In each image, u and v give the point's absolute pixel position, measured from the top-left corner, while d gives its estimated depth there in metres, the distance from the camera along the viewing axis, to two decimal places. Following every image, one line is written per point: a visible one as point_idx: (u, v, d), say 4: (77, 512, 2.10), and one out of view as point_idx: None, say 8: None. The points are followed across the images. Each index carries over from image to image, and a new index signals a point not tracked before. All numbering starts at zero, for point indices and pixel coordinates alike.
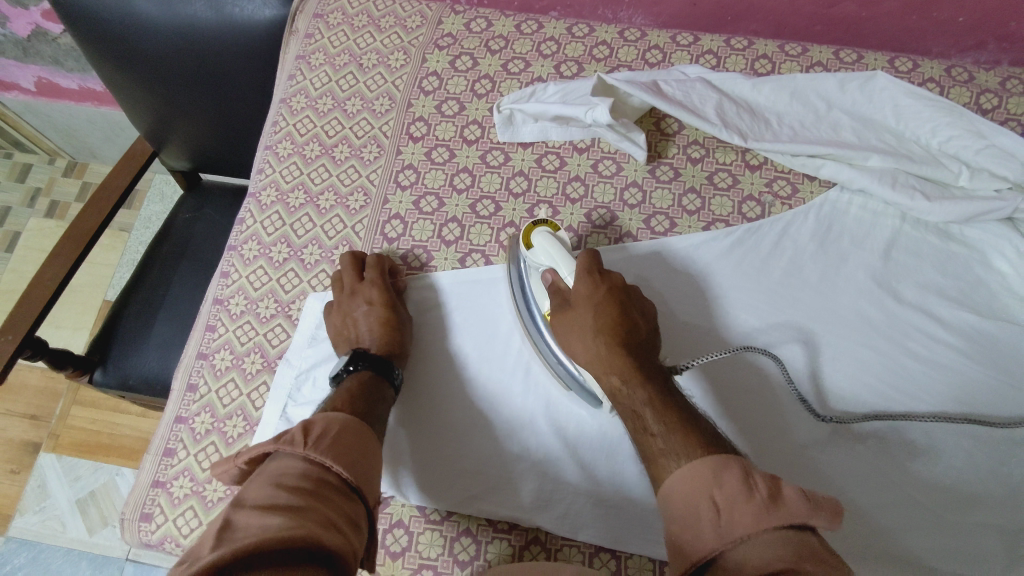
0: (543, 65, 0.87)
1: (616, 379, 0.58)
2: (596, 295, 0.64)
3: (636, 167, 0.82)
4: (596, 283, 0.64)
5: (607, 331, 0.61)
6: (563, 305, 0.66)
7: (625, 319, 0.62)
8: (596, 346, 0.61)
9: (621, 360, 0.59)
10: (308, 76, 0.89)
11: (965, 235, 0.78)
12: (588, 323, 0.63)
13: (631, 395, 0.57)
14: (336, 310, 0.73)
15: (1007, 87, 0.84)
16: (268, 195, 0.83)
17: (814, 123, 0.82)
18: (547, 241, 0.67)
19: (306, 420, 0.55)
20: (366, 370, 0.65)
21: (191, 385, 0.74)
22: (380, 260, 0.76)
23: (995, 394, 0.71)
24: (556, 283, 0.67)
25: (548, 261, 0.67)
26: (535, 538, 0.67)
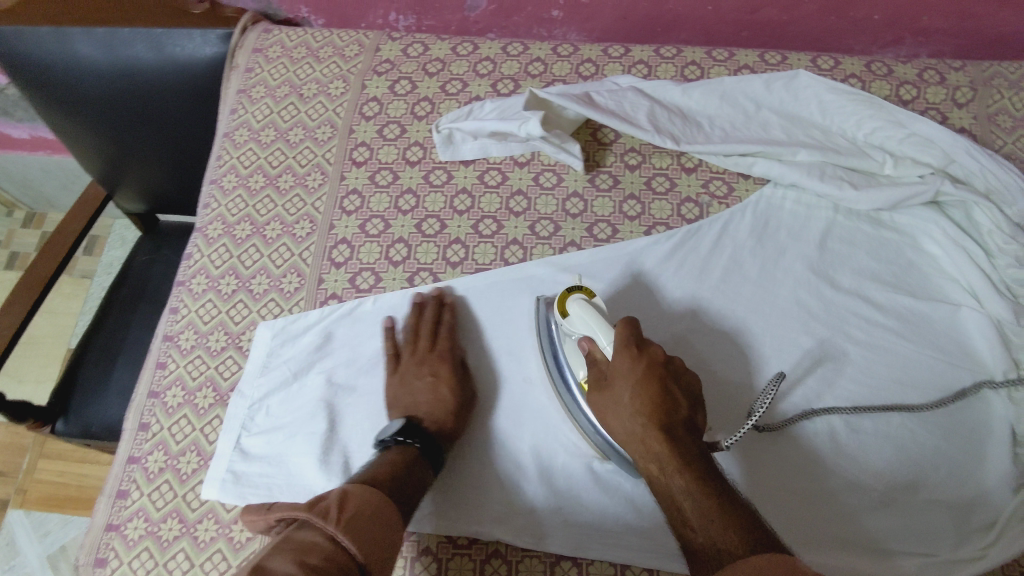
0: (480, 85, 0.89)
1: (653, 464, 0.57)
2: (637, 372, 0.61)
3: (576, 178, 0.84)
4: (633, 359, 0.62)
5: (646, 414, 0.59)
6: (598, 383, 0.64)
7: (665, 398, 0.59)
8: (633, 425, 0.59)
9: (658, 442, 0.57)
10: (249, 109, 0.90)
11: (895, 222, 0.80)
12: (624, 403, 0.60)
13: (667, 481, 0.56)
14: (400, 373, 0.73)
15: (925, 78, 0.88)
16: (215, 228, 0.83)
17: (744, 123, 0.84)
18: (583, 307, 0.66)
19: (340, 494, 0.55)
20: (410, 445, 0.65)
21: (142, 424, 0.74)
22: (454, 324, 0.76)
23: (938, 372, 0.73)
24: (592, 350, 0.65)
25: (585, 330, 0.65)
26: (496, 551, 0.67)
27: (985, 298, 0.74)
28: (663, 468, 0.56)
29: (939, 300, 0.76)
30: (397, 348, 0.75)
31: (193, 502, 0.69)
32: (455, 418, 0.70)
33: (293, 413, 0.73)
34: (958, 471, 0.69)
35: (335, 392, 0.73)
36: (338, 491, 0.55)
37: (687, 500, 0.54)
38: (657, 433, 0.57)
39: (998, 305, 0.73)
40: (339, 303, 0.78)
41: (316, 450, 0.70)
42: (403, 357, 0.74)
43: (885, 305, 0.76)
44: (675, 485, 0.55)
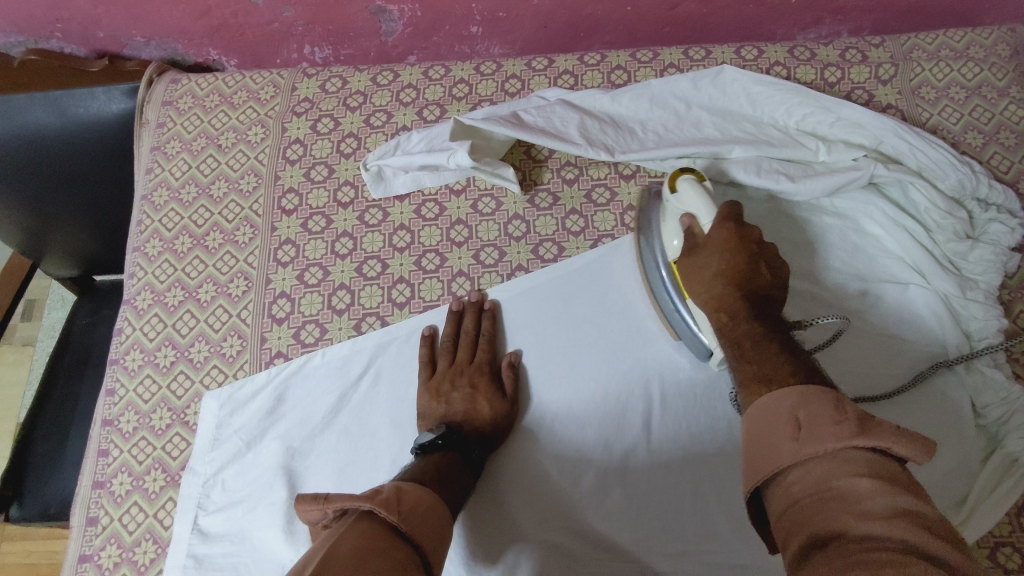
0: (405, 114, 0.87)
1: (722, 314, 0.60)
2: (730, 239, 0.63)
3: (515, 200, 0.82)
4: (728, 231, 0.63)
5: (729, 278, 0.61)
6: (689, 248, 0.66)
7: (749, 265, 0.61)
8: (714, 287, 0.62)
9: (734, 299, 0.60)
10: (166, 167, 0.86)
11: (835, 206, 0.80)
12: (711, 266, 0.63)
13: (734, 327, 0.58)
14: (433, 383, 0.72)
15: (848, 57, 0.89)
16: (144, 298, 0.79)
17: (676, 124, 0.83)
18: (692, 185, 0.67)
19: (397, 485, 0.54)
20: (451, 450, 0.66)
21: (91, 518, 0.70)
22: (494, 334, 0.76)
23: (899, 351, 0.73)
24: (692, 227, 0.66)
25: (688, 207, 0.67)
26: None
27: (930, 274, 0.75)
28: (732, 318, 0.59)
29: (895, 280, 0.76)
30: (432, 360, 0.75)
31: None
32: (493, 428, 0.70)
33: (250, 485, 0.70)
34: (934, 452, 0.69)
35: (293, 456, 0.70)
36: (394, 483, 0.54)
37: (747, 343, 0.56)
38: (736, 291, 0.60)
39: (943, 281, 0.74)
40: (285, 362, 0.75)
41: (280, 521, 0.67)
42: (438, 368, 0.74)
43: (842, 294, 0.76)
44: (744, 326, 0.57)
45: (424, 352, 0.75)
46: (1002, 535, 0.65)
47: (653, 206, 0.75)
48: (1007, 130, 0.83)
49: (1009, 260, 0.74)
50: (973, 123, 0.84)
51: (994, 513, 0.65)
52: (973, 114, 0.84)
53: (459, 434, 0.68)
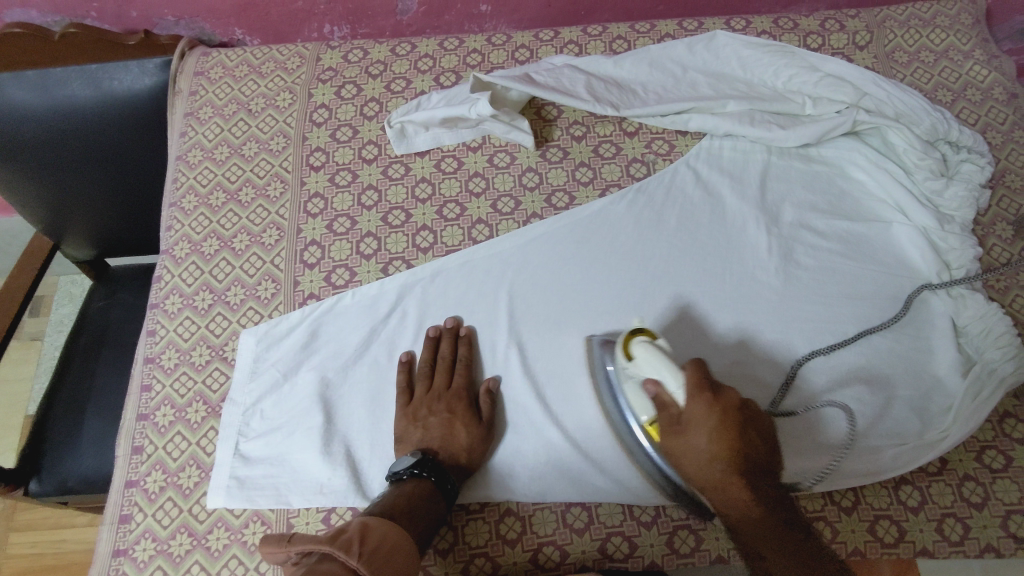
0: (423, 80, 0.93)
1: (734, 509, 0.59)
2: (714, 418, 0.59)
3: (528, 155, 0.88)
4: (710, 403, 0.59)
5: (725, 460, 0.59)
6: (672, 425, 0.62)
7: (742, 443, 0.59)
8: (714, 473, 0.59)
9: (740, 488, 0.58)
10: (199, 130, 0.91)
11: (823, 155, 0.88)
12: (704, 450, 0.60)
13: (751, 525, 0.58)
14: (411, 409, 0.72)
15: (827, 27, 0.97)
16: (181, 248, 0.83)
17: (675, 85, 0.91)
18: (650, 351, 0.63)
19: (361, 525, 0.57)
20: (424, 479, 0.65)
21: (136, 446, 0.73)
22: (470, 359, 0.76)
23: (881, 350, 0.75)
24: (659, 394, 0.62)
25: (652, 374, 0.62)
26: (508, 510, 0.71)
27: (911, 211, 0.82)
28: (744, 513, 0.58)
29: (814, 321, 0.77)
30: (410, 385, 0.74)
31: (200, 514, 0.69)
32: (470, 459, 0.70)
33: (288, 412, 0.74)
34: (906, 376, 0.74)
35: (327, 386, 0.74)
36: (359, 522, 0.57)
37: (771, 551, 0.57)
38: (740, 480, 0.58)
39: (923, 215, 0.81)
40: (318, 302, 0.79)
41: (318, 444, 0.71)
42: (415, 394, 0.73)
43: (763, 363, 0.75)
44: (756, 520, 0.57)
45: (401, 377, 0.74)
46: (986, 439, 0.71)
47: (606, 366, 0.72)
48: (973, 88, 0.92)
49: (980, 196, 0.82)
50: (943, 82, 0.92)
51: (973, 420, 0.70)
52: (943, 75, 0.93)
53: (435, 463, 0.67)
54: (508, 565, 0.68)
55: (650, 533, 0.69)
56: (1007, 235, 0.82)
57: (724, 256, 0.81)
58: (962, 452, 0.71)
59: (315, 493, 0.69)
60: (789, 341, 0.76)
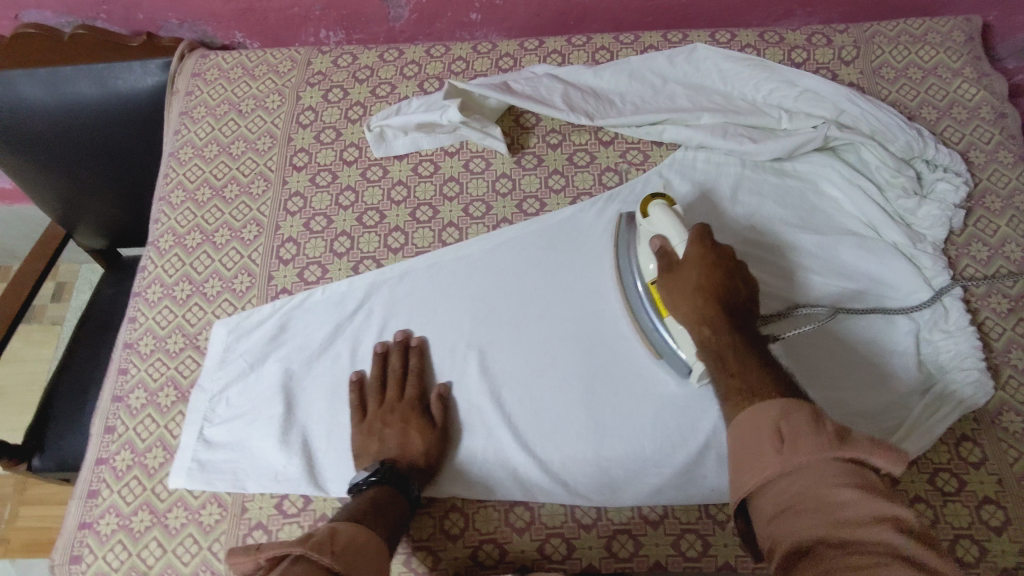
0: (407, 86, 0.96)
1: (706, 328, 0.62)
2: (707, 259, 0.66)
3: (503, 161, 0.90)
4: (706, 249, 0.66)
5: (708, 288, 0.64)
6: (670, 267, 0.69)
7: (727, 283, 0.64)
8: (695, 302, 0.64)
9: (717, 313, 0.62)
10: (192, 129, 0.95)
11: (798, 170, 0.87)
12: (691, 282, 0.65)
13: (718, 340, 0.61)
14: (366, 424, 0.74)
15: (814, 42, 0.97)
16: (166, 240, 0.88)
17: (653, 96, 0.91)
18: (663, 210, 0.72)
19: (330, 528, 0.56)
20: (384, 484, 0.67)
21: (109, 426, 0.77)
22: (422, 369, 0.77)
23: (839, 366, 0.75)
24: (664, 247, 0.71)
25: (660, 229, 0.72)
26: (453, 505, 0.72)
27: (882, 228, 0.82)
28: (715, 330, 0.62)
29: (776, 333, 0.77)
30: (362, 402, 0.75)
31: (162, 493, 0.73)
32: (427, 463, 0.72)
33: (252, 400, 0.77)
34: (863, 393, 0.73)
35: (291, 377, 0.77)
36: (328, 525, 0.56)
37: (733, 358, 0.59)
38: (718, 304, 0.63)
39: (895, 232, 0.80)
40: (289, 296, 0.82)
41: (276, 432, 0.74)
42: (368, 409, 0.75)
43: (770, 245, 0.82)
44: (728, 340, 0.60)
45: (353, 396, 0.75)
46: (941, 461, 0.70)
47: (626, 240, 0.80)
48: (959, 107, 0.90)
49: (955, 216, 0.81)
50: (929, 100, 0.91)
51: (923, 438, 0.70)
52: (929, 92, 0.91)
53: (396, 471, 0.69)
54: (448, 558, 0.70)
55: (590, 535, 0.70)
56: (983, 256, 0.80)
57: None
58: (914, 473, 0.70)
59: (269, 479, 0.72)
60: None
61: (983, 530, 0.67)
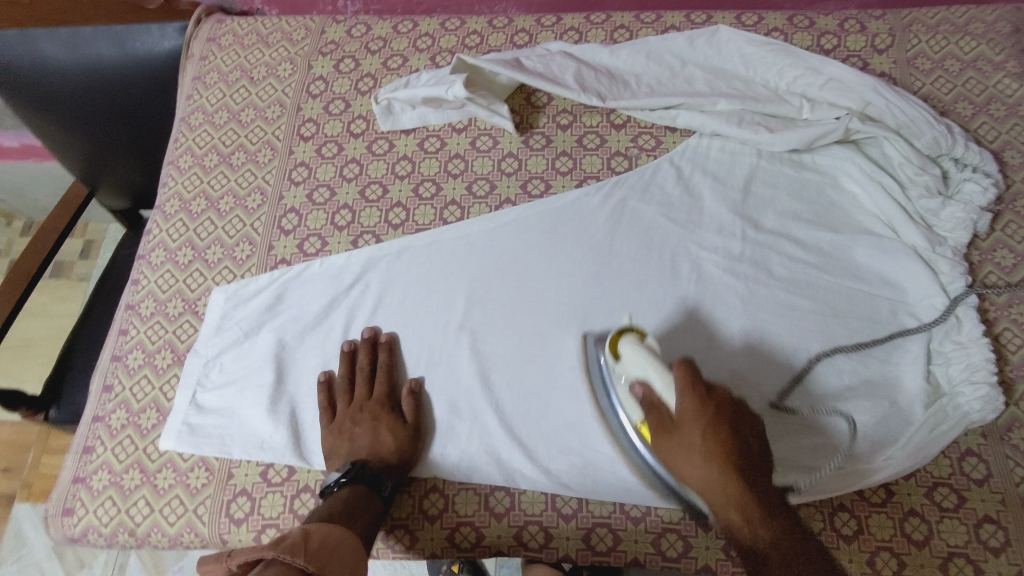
0: (419, 59, 0.94)
1: (735, 513, 0.56)
2: (706, 412, 0.59)
3: (511, 140, 0.88)
4: (702, 402, 0.60)
5: (719, 458, 0.57)
6: (662, 426, 0.62)
7: (738, 440, 0.58)
8: (708, 471, 0.58)
9: (739, 486, 0.56)
10: (204, 94, 0.95)
11: (816, 163, 0.83)
12: (696, 446, 0.59)
13: (752, 534, 0.55)
14: (336, 424, 0.73)
15: (846, 27, 0.92)
16: (172, 204, 0.89)
17: (670, 79, 0.88)
18: (637, 349, 0.66)
19: (301, 532, 0.57)
20: (356, 483, 0.67)
21: (107, 385, 0.79)
22: (391, 365, 0.77)
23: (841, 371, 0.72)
24: (650, 398, 0.64)
25: (639, 373, 0.65)
26: (434, 486, 0.72)
27: (900, 228, 0.78)
28: (744, 517, 0.56)
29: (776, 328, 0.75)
30: (331, 404, 0.75)
31: (153, 454, 0.74)
32: (400, 458, 0.70)
33: (245, 368, 0.78)
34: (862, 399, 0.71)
35: (284, 347, 0.78)
36: (298, 530, 0.57)
37: (773, 551, 0.54)
38: (738, 475, 0.57)
39: (914, 234, 0.77)
40: (288, 267, 0.83)
41: (266, 401, 0.75)
42: (338, 409, 0.74)
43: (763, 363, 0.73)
44: (760, 527, 0.55)
45: (322, 398, 0.75)
46: (941, 475, 0.67)
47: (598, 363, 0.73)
48: (998, 103, 0.85)
49: (981, 219, 0.76)
50: (965, 94, 0.86)
51: (921, 451, 0.67)
52: (966, 86, 0.86)
53: (369, 469, 0.68)
54: (426, 538, 0.71)
55: (568, 526, 0.70)
56: (1007, 264, 0.76)
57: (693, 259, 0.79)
58: (911, 486, 0.67)
59: (255, 447, 0.73)
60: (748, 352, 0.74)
61: (980, 550, 0.64)
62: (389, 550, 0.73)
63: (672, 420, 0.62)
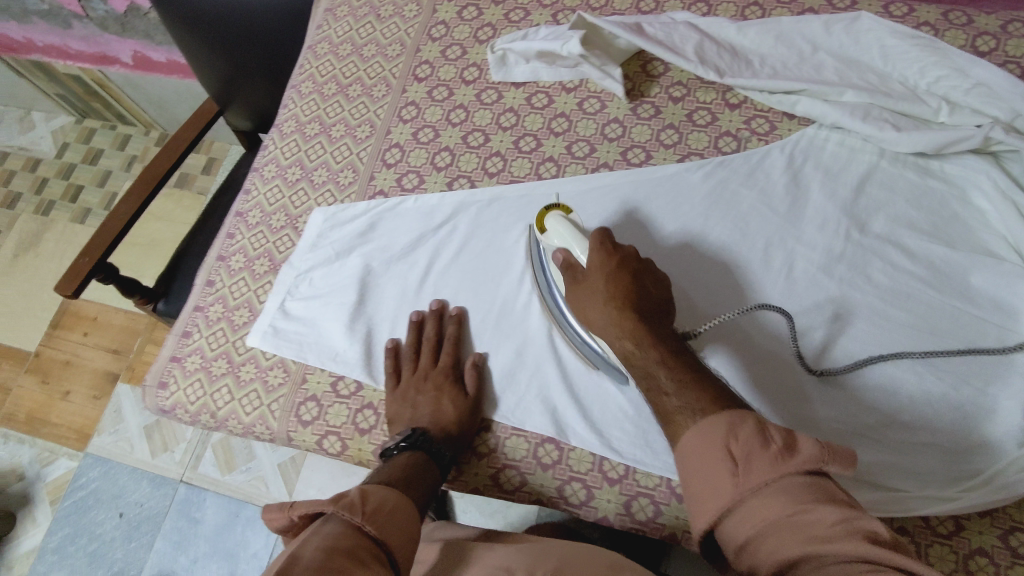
0: (541, 14, 0.94)
1: (630, 342, 0.63)
2: (611, 265, 0.68)
3: (618, 106, 0.87)
4: (608, 254, 0.69)
5: (614, 295, 0.66)
6: (576, 280, 0.70)
7: (635, 286, 0.66)
8: (607, 312, 0.66)
9: (629, 320, 0.64)
10: (333, 26, 1.00)
11: (945, 172, 0.77)
12: (600, 291, 0.67)
13: (644, 356, 0.62)
14: (400, 390, 0.75)
15: (1009, 30, 0.83)
16: (289, 125, 0.94)
17: (797, 64, 0.84)
18: (560, 222, 0.73)
19: (361, 491, 0.60)
20: (415, 451, 0.69)
21: (210, 280, 0.86)
22: (458, 337, 0.78)
23: (928, 393, 0.68)
24: (567, 259, 0.72)
25: (562, 243, 0.73)
26: (487, 428, 0.75)
27: None
28: (636, 343, 0.63)
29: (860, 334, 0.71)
30: (397, 368, 0.77)
31: (240, 348, 0.81)
32: (458, 430, 0.73)
33: (332, 285, 0.82)
34: (945, 426, 0.66)
35: (370, 272, 0.82)
36: (358, 489, 0.60)
37: (662, 371, 0.61)
38: (633, 315, 0.64)
39: None
40: (384, 199, 0.86)
41: (347, 318, 0.79)
42: (403, 375, 0.76)
43: (698, 267, 0.77)
44: (653, 358, 0.62)
45: (388, 363, 0.77)
46: (1021, 521, 0.63)
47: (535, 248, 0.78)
48: None
49: None
50: None
51: (1007, 491, 0.62)
52: None
53: (429, 439, 0.70)
54: (473, 473, 0.74)
55: (611, 490, 0.70)
56: None
57: (785, 251, 0.77)
58: (984, 524, 0.63)
59: (329, 358, 0.78)
60: (828, 353, 0.71)
61: None
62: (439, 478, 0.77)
63: (583, 273, 0.70)
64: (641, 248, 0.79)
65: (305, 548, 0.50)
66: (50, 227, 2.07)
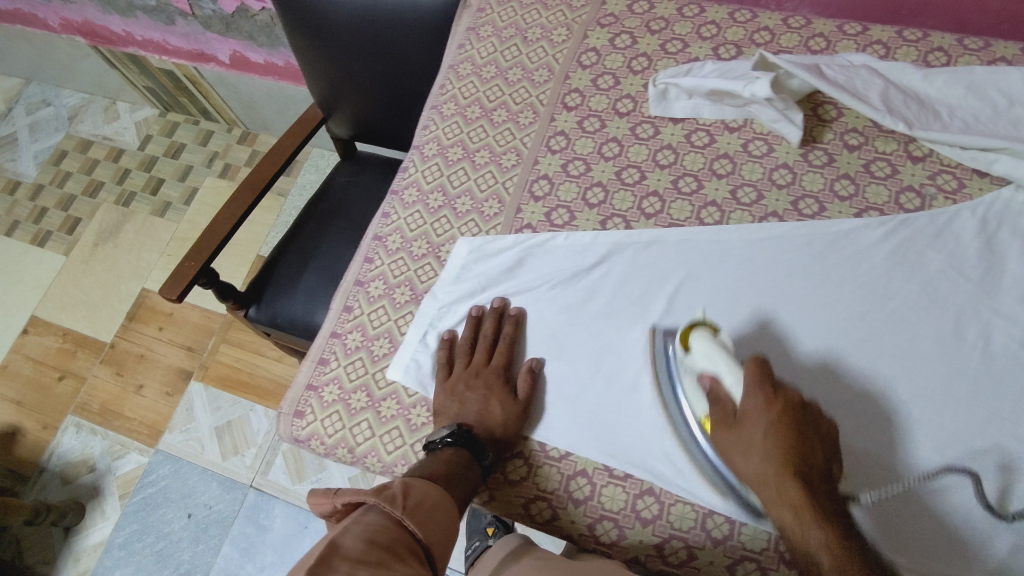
0: (700, 47, 0.89)
1: (788, 513, 0.56)
2: (773, 407, 0.60)
3: (788, 150, 0.82)
4: (767, 393, 0.61)
5: (778, 455, 0.58)
6: (724, 417, 0.63)
7: (803, 442, 0.58)
8: (764, 467, 0.58)
9: (793, 489, 0.56)
10: (475, 46, 0.96)
11: None
12: (755, 441, 0.60)
13: (805, 535, 0.55)
14: (450, 383, 0.74)
15: None
16: (431, 148, 0.91)
17: (991, 118, 0.77)
18: (706, 344, 0.66)
19: (405, 483, 0.62)
20: (459, 447, 0.68)
21: (348, 306, 0.83)
22: (514, 339, 0.76)
23: None
24: (714, 387, 0.65)
25: (707, 365, 0.65)
26: (650, 490, 0.68)
27: None
28: (799, 519, 0.55)
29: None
30: (450, 360, 0.76)
31: (380, 382, 0.77)
32: (503, 435, 0.71)
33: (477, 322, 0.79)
34: None
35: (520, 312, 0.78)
36: (402, 481, 0.62)
37: (827, 559, 0.53)
38: (794, 479, 0.56)
39: None
40: (533, 233, 0.82)
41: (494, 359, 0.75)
42: (455, 369, 0.75)
43: (884, 334, 0.71)
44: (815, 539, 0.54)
45: (441, 354, 0.76)
46: None
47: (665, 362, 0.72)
48: None
49: None
50: None
51: None
52: None
53: (474, 437, 0.69)
54: (634, 540, 0.68)
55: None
56: None
57: (982, 324, 0.70)
58: None
59: None
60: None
61: None
62: (590, 538, 0.69)
63: (735, 414, 0.63)
64: (821, 309, 0.73)
65: (344, 535, 0.53)
66: (130, 218, 2.08)
